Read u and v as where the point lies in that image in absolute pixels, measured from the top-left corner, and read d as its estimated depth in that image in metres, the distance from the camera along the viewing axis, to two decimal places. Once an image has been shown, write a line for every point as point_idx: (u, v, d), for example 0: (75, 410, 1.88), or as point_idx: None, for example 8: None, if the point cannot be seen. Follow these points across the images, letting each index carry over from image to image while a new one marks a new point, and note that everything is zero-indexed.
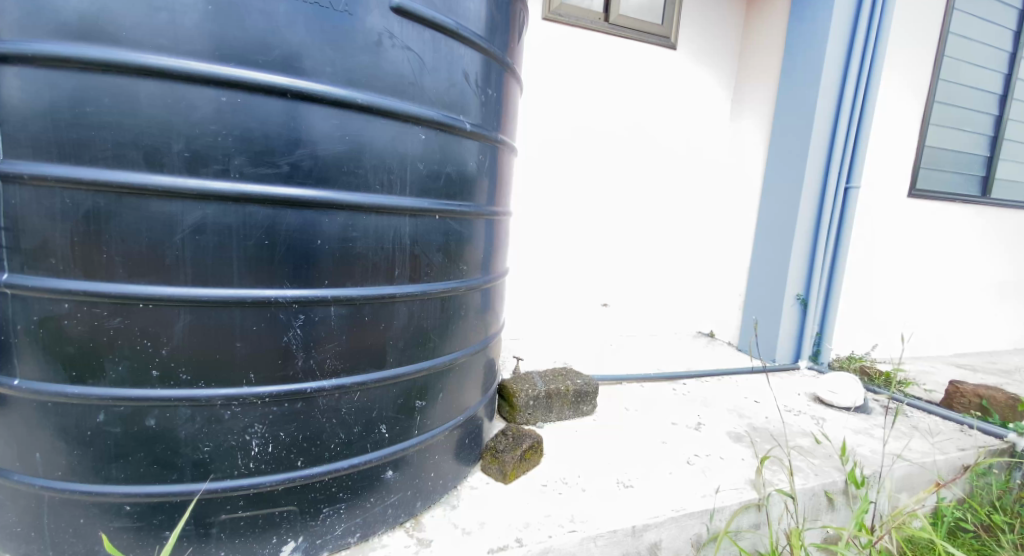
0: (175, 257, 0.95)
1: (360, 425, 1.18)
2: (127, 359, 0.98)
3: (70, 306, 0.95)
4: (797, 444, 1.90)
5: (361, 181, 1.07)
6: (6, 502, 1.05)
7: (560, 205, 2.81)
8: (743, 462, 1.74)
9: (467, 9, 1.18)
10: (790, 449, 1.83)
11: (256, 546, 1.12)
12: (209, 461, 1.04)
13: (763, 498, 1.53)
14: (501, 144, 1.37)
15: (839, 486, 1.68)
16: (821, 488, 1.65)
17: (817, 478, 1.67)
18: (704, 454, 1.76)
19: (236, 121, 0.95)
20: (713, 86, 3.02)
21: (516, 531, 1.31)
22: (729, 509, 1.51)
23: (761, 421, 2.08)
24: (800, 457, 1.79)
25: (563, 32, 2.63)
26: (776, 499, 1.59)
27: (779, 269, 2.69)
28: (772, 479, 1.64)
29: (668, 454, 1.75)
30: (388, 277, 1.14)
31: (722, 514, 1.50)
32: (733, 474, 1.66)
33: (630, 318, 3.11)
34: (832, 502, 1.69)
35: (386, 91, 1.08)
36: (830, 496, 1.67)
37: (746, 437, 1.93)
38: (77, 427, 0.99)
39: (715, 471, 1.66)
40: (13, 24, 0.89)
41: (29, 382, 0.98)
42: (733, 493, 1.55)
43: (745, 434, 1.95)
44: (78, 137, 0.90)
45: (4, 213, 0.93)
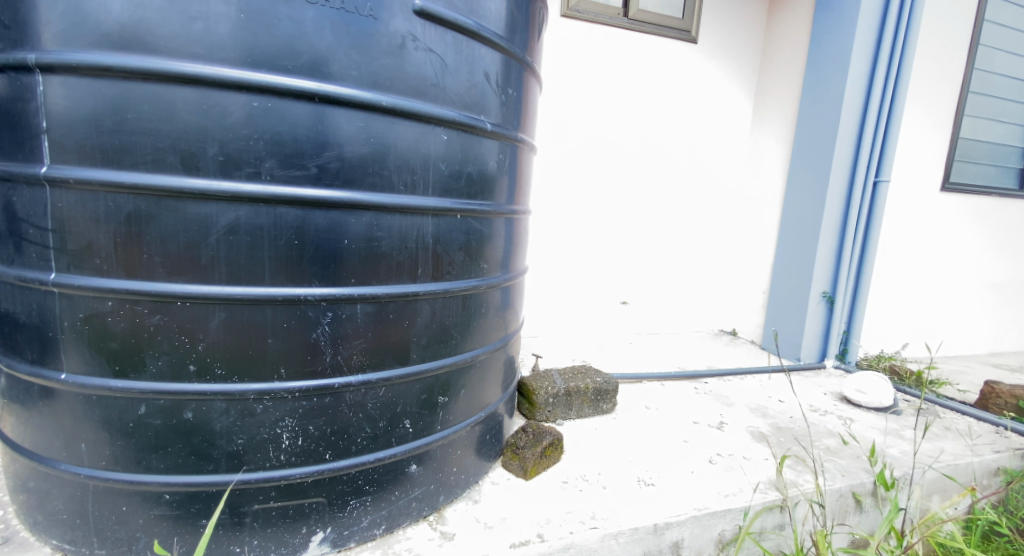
0: (210, 256, 0.99)
1: (386, 419, 1.21)
2: (166, 355, 1.02)
3: (113, 304, 1.00)
4: (823, 444, 1.87)
5: (386, 183, 1.10)
6: (53, 491, 1.10)
7: (580, 203, 2.81)
8: (766, 462, 1.73)
9: (488, 10, 1.20)
10: (815, 449, 1.81)
11: (287, 535, 1.16)
12: (242, 453, 1.09)
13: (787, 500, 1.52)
14: (521, 143, 1.39)
15: (867, 487, 1.66)
16: (849, 489, 1.64)
17: (844, 478, 1.65)
18: (727, 454, 1.76)
19: (267, 126, 0.99)
20: (736, 80, 2.99)
21: (537, 527, 1.33)
22: (752, 508, 1.50)
23: (786, 421, 2.06)
24: (827, 458, 1.77)
25: (583, 29, 2.63)
26: (801, 500, 1.57)
27: (804, 266, 2.65)
28: (795, 480, 1.63)
29: (690, 453, 1.75)
30: (412, 276, 1.17)
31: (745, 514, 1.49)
32: (756, 473, 1.65)
33: (651, 316, 3.10)
34: (860, 503, 1.66)
35: (409, 93, 1.10)
36: (858, 497, 1.65)
37: (769, 436, 1.91)
38: (120, 419, 1.04)
39: (738, 471, 1.66)
40: (58, 36, 0.93)
41: (75, 376, 1.03)
42: (756, 492, 1.54)
43: (769, 433, 1.93)
44: (119, 142, 0.94)
45: (51, 216, 0.98)
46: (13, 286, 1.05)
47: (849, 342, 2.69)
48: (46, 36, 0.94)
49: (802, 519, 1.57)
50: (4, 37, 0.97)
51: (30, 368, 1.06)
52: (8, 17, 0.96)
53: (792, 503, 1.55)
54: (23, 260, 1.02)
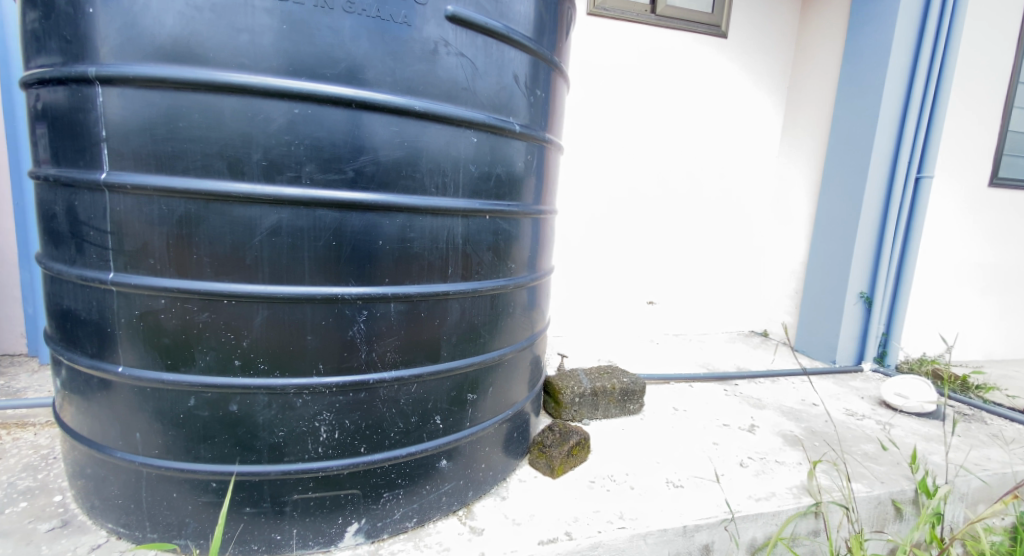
0: (254, 257, 1.04)
1: (417, 415, 1.24)
2: (213, 350, 1.07)
3: (166, 301, 1.06)
4: (860, 450, 1.84)
5: (418, 185, 1.13)
6: (110, 477, 1.17)
7: (607, 203, 2.81)
8: (799, 466, 1.71)
9: (517, 13, 1.22)
10: (851, 455, 1.78)
11: (325, 525, 1.21)
12: (283, 445, 1.13)
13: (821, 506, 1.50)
14: (549, 143, 1.41)
15: (908, 495, 1.63)
16: (888, 497, 1.60)
17: (884, 486, 1.62)
18: (758, 457, 1.74)
19: (307, 132, 1.03)
20: (768, 75, 2.94)
21: (565, 525, 1.35)
22: (784, 513, 1.49)
23: (819, 425, 2.02)
24: (864, 464, 1.74)
25: (611, 28, 2.63)
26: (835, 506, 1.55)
27: (840, 266, 2.60)
28: (829, 486, 1.61)
29: (720, 455, 1.74)
30: (442, 276, 1.20)
31: (777, 519, 1.48)
32: (788, 477, 1.64)
33: (679, 316, 3.08)
34: (900, 511, 1.63)
35: (441, 97, 1.13)
36: (898, 505, 1.62)
37: (802, 440, 1.89)
38: (171, 410, 1.10)
39: (770, 474, 1.65)
40: (116, 50, 0.99)
41: (131, 369, 1.09)
42: (789, 497, 1.53)
43: (801, 437, 1.91)
44: (172, 149, 1.00)
45: (110, 219, 1.05)
46: (75, 285, 1.12)
47: (888, 345, 2.63)
48: (104, 50, 1.00)
49: (837, 525, 1.55)
50: (66, 51, 1.03)
51: (90, 362, 1.13)
52: (69, 33, 1.02)
53: (826, 509, 1.53)
54: (84, 260, 1.09)
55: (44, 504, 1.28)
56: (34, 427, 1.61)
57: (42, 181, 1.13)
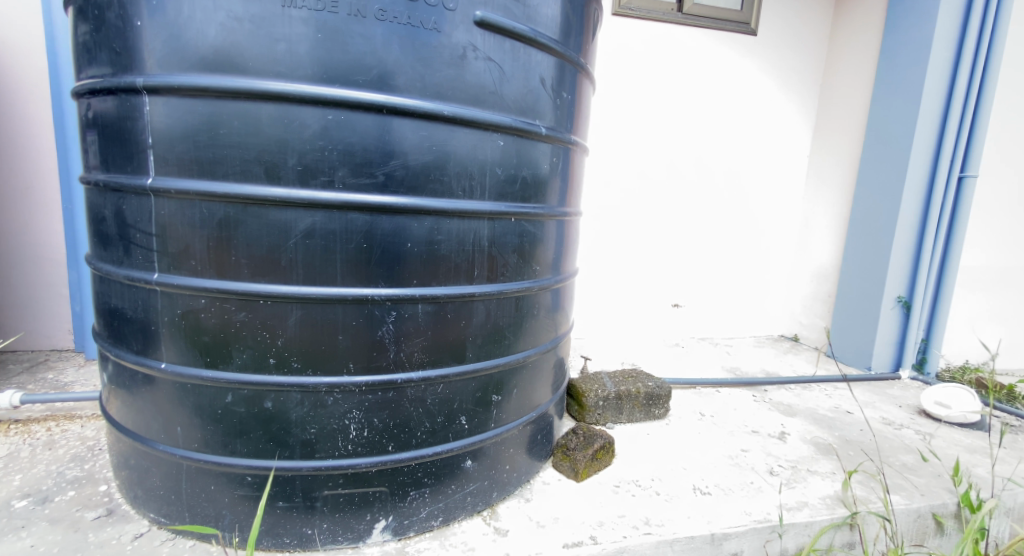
0: (289, 259, 1.08)
1: (443, 414, 1.26)
2: (250, 349, 1.11)
3: (206, 301, 1.10)
4: (899, 461, 1.79)
5: (446, 188, 1.15)
6: (152, 468, 1.22)
7: (633, 206, 2.80)
8: (832, 476, 1.67)
9: (545, 16, 1.23)
10: (889, 466, 1.73)
11: (353, 521, 1.24)
12: (315, 441, 1.17)
13: (856, 517, 1.47)
14: (574, 145, 1.42)
15: (950, 509, 1.58)
16: (928, 510, 1.56)
17: (924, 499, 1.58)
18: (788, 466, 1.71)
19: (340, 137, 1.06)
20: (800, 74, 2.89)
21: (590, 529, 1.35)
22: (817, 524, 1.46)
23: (854, 434, 1.98)
24: (902, 476, 1.70)
25: (637, 29, 2.62)
26: (871, 518, 1.52)
27: (876, 270, 2.53)
28: (865, 497, 1.57)
29: (748, 463, 1.72)
30: (468, 278, 1.22)
31: (810, 529, 1.46)
32: (820, 487, 1.61)
33: (705, 320, 3.05)
34: (941, 526, 1.58)
35: (469, 101, 1.15)
36: (939, 519, 1.57)
37: (835, 449, 1.85)
38: (210, 406, 1.14)
39: (801, 484, 1.62)
40: (161, 60, 1.04)
41: (173, 365, 1.14)
42: (822, 508, 1.50)
43: (835, 446, 1.87)
44: (213, 155, 1.04)
45: (154, 222, 1.09)
46: (122, 284, 1.17)
47: (928, 352, 2.55)
48: (150, 62, 1.05)
49: (874, 538, 1.51)
50: (116, 63, 1.08)
51: (135, 358, 1.18)
52: (118, 45, 1.07)
53: (861, 520, 1.50)
54: (131, 262, 1.14)
55: (91, 493, 1.34)
56: (81, 419, 1.69)
57: (92, 185, 1.19)
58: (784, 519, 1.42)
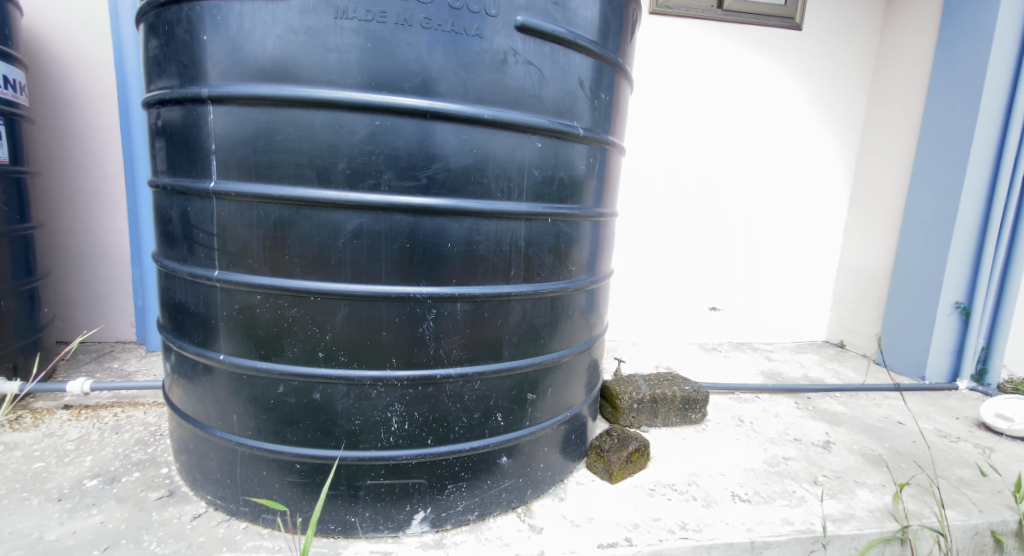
0: (338, 258, 1.13)
1: (480, 411, 1.30)
2: (301, 343, 1.17)
3: (261, 297, 1.17)
4: (954, 475, 1.73)
5: (486, 190, 1.19)
6: (210, 453, 1.30)
7: (670, 207, 2.78)
8: (882, 488, 1.63)
9: (584, 18, 1.25)
10: (942, 479, 1.68)
11: (394, 511, 1.29)
12: (358, 432, 1.22)
13: (907, 532, 1.43)
14: (610, 146, 1.43)
15: (1010, 526, 1.52)
16: (986, 527, 1.50)
17: (981, 515, 1.52)
18: (834, 476, 1.68)
19: (386, 142, 1.11)
20: (848, 71, 2.81)
21: (625, 531, 1.36)
22: (865, 537, 1.43)
23: (905, 445, 1.92)
24: (957, 490, 1.64)
25: (676, 27, 2.60)
26: (924, 534, 1.47)
27: (932, 274, 2.44)
28: (917, 511, 1.53)
29: (790, 472, 1.69)
30: (506, 278, 1.25)
31: (858, 542, 1.43)
32: (867, 498, 1.57)
33: (744, 324, 3.00)
34: (1001, 544, 1.52)
35: (509, 105, 1.19)
36: (999, 537, 1.51)
37: (884, 460, 1.80)
38: (263, 395, 1.21)
39: (846, 495, 1.58)
40: (223, 72, 1.11)
41: (230, 357, 1.22)
42: (871, 521, 1.47)
43: (883, 457, 1.82)
44: (269, 160, 1.11)
45: (215, 222, 1.17)
46: (185, 281, 1.25)
47: (988, 361, 2.44)
48: (213, 74, 1.12)
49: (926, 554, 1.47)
50: (183, 75, 1.17)
51: (196, 349, 1.26)
52: (186, 58, 1.15)
53: (913, 536, 1.46)
54: (194, 259, 1.22)
55: (154, 475, 1.44)
56: (143, 406, 1.80)
57: (159, 188, 1.28)
58: (827, 531, 1.40)
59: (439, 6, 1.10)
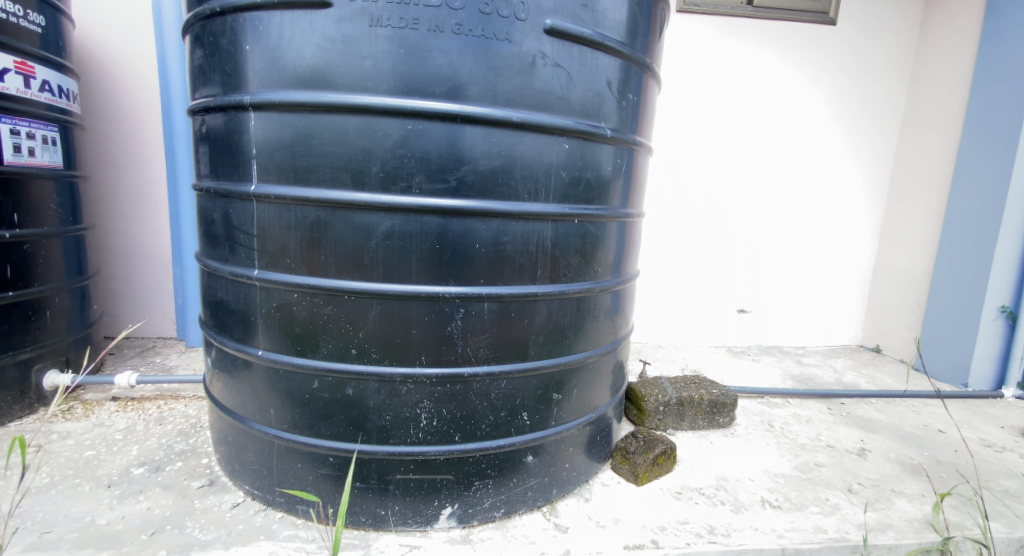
0: (371, 258, 1.17)
1: (506, 409, 1.32)
2: (335, 340, 1.22)
3: (298, 295, 1.21)
4: (998, 485, 1.68)
5: (513, 192, 1.21)
6: (248, 444, 1.36)
7: (699, 206, 2.76)
8: (922, 498, 1.59)
9: (612, 19, 1.26)
10: (986, 490, 1.63)
11: (422, 506, 1.32)
12: (389, 428, 1.26)
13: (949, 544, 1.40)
14: (638, 146, 1.44)
15: None
16: None
17: None
18: (870, 485, 1.65)
19: (417, 146, 1.14)
20: (885, 68, 2.74)
21: (652, 533, 1.37)
22: (904, 547, 1.40)
23: (947, 454, 1.86)
24: (1001, 501, 1.59)
25: (706, 26, 2.58)
26: (967, 546, 1.43)
27: (977, 277, 2.36)
28: (960, 523, 1.49)
29: (824, 479, 1.66)
30: (532, 278, 1.27)
31: (895, 552, 1.40)
32: (906, 508, 1.54)
33: (774, 327, 2.95)
34: None
35: (537, 107, 1.20)
36: None
37: (923, 469, 1.75)
38: (299, 390, 1.26)
39: (883, 504, 1.55)
40: (263, 80, 1.16)
41: (268, 353, 1.27)
42: (909, 532, 1.44)
43: (922, 466, 1.78)
44: (307, 163, 1.15)
45: (254, 223, 1.22)
46: (227, 280, 1.31)
47: None
48: (254, 82, 1.17)
49: None
50: (226, 83, 1.22)
51: (236, 345, 1.31)
52: (229, 67, 1.21)
53: (954, 547, 1.42)
54: (235, 259, 1.27)
55: (195, 465, 1.50)
56: (184, 399, 1.88)
57: (203, 192, 1.34)
58: (866, 541, 1.37)
59: (469, 12, 1.13)
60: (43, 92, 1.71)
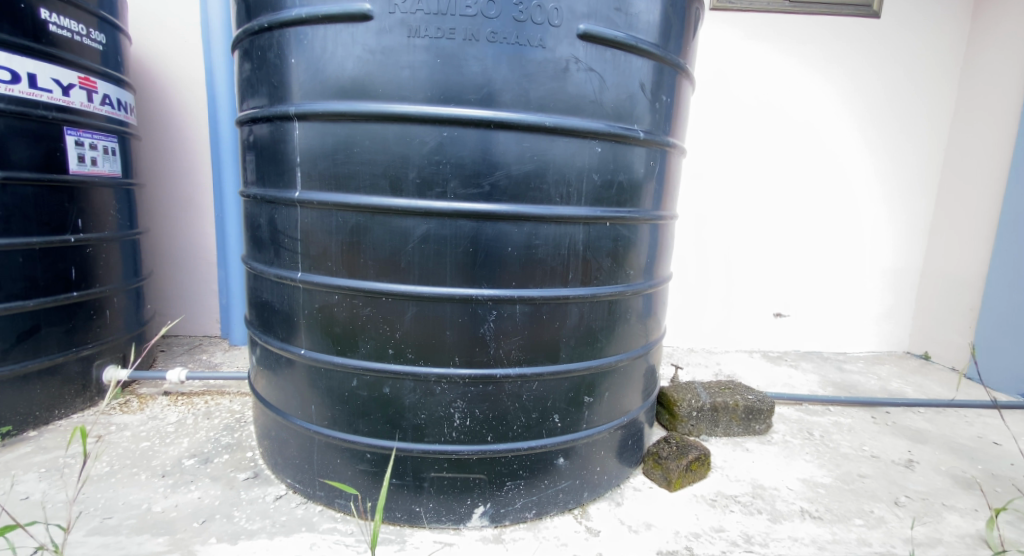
0: (407, 261, 1.21)
1: (538, 411, 1.34)
2: (373, 340, 1.26)
3: (339, 297, 1.26)
4: None
5: (545, 196, 1.23)
6: (290, 439, 1.41)
7: (734, 208, 2.72)
8: (975, 513, 1.54)
9: (645, 22, 1.27)
10: None
11: (456, 504, 1.35)
12: (424, 426, 1.29)
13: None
14: (671, 147, 1.44)
15: None
16: None
17: None
18: (918, 497, 1.60)
19: (453, 152, 1.17)
20: (933, 62, 2.65)
21: (685, 540, 1.36)
22: None
23: (1002, 468, 1.79)
24: None
25: (742, 24, 2.55)
26: None
27: None
28: (1017, 540, 1.43)
29: (869, 491, 1.62)
30: (563, 281, 1.29)
31: None
32: (957, 523, 1.49)
33: (813, 331, 2.88)
34: None
35: (570, 111, 1.22)
36: None
37: (977, 483, 1.69)
38: (339, 388, 1.31)
39: (932, 518, 1.50)
40: (306, 91, 1.22)
41: (310, 351, 1.32)
42: (961, 547, 1.39)
43: (976, 479, 1.71)
44: (348, 170, 1.20)
45: (298, 228, 1.28)
46: (272, 281, 1.37)
47: None
48: (299, 93, 1.23)
49: None
50: (273, 94, 1.28)
51: (280, 344, 1.37)
52: (276, 79, 1.26)
53: None
54: (280, 262, 1.33)
55: (241, 457, 1.57)
56: (229, 395, 1.97)
57: (249, 198, 1.41)
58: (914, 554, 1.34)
59: (504, 20, 1.15)
60: (104, 105, 1.82)
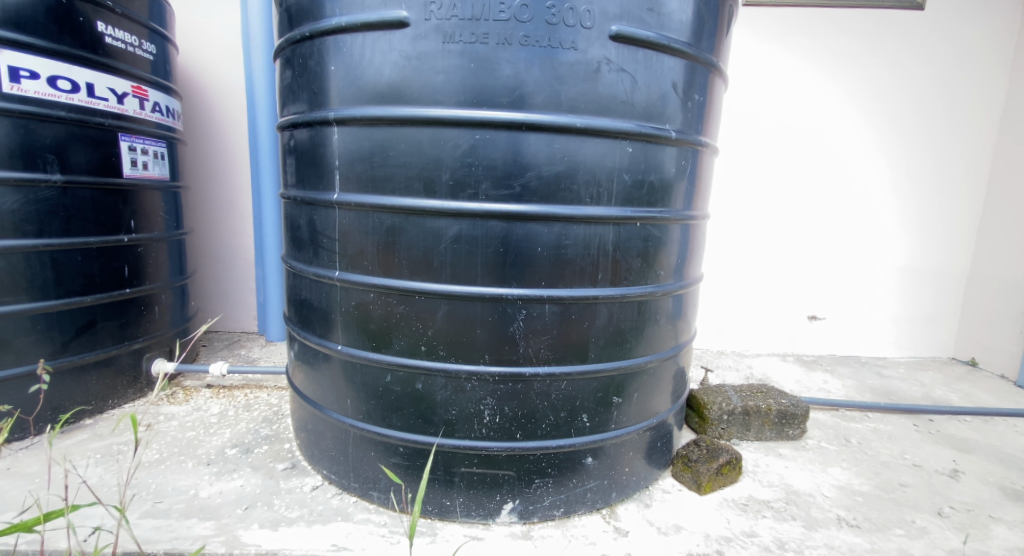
0: (440, 261, 1.24)
1: (566, 410, 1.35)
2: (406, 338, 1.30)
3: (374, 296, 1.30)
4: None
5: (576, 196, 1.24)
6: (327, 432, 1.46)
7: (767, 208, 2.67)
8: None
9: (678, 21, 1.27)
10: None
11: (485, 499, 1.38)
12: (455, 422, 1.32)
13: None
14: (703, 147, 1.43)
15: None
16: None
17: None
18: (963, 508, 1.55)
19: (485, 154, 1.20)
20: (982, 55, 2.55)
21: (716, 544, 1.36)
22: None
23: None
24: None
25: (777, 20, 2.50)
26: None
27: None
28: None
29: (910, 500, 1.58)
30: (593, 281, 1.30)
31: None
32: (1005, 536, 1.44)
33: (850, 334, 2.80)
34: None
35: (602, 112, 1.23)
36: None
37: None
38: (373, 384, 1.35)
39: (978, 530, 1.46)
40: (344, 96, 1.26)
41: (346, 347, 1.36)
42: None
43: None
44: (384, 173, 1.24)
45: (335, 229, 1.32)
46: (310, 280, 1.42)
47: None
48: (337, 98, 1.28)
49: None
50: (313, 101, 1.33)
51: (317, 340, 1.43)
52: (316, 86, 1.31)
53: None
54: (319, 261, 1.38)
55: (279, 449, 1.63)
56: (267, 389, 2.05)
57: (289, 200, 1.46)
58: None
59: (537, 24, 1.17)
60: (154, 112, 1.92)
